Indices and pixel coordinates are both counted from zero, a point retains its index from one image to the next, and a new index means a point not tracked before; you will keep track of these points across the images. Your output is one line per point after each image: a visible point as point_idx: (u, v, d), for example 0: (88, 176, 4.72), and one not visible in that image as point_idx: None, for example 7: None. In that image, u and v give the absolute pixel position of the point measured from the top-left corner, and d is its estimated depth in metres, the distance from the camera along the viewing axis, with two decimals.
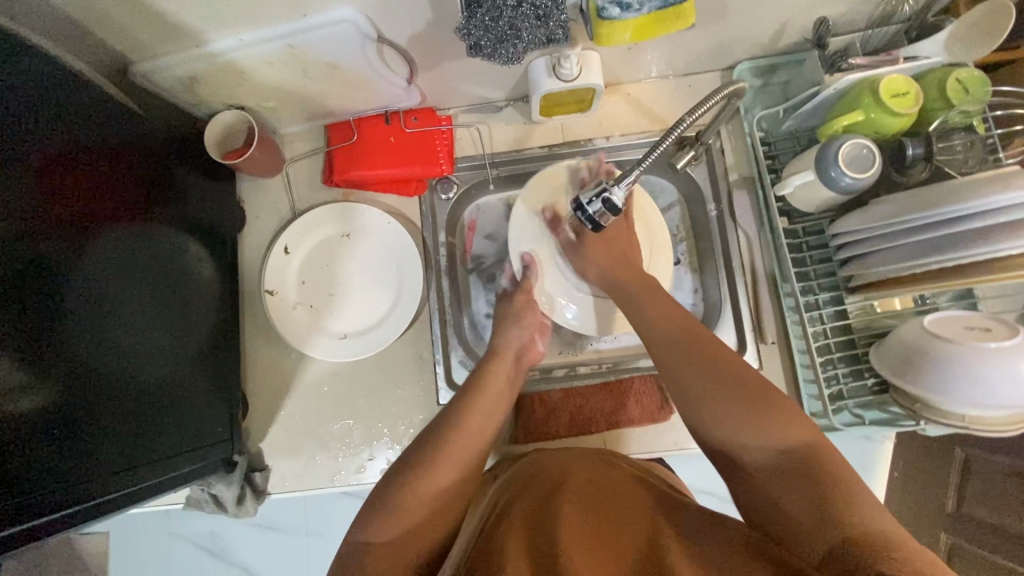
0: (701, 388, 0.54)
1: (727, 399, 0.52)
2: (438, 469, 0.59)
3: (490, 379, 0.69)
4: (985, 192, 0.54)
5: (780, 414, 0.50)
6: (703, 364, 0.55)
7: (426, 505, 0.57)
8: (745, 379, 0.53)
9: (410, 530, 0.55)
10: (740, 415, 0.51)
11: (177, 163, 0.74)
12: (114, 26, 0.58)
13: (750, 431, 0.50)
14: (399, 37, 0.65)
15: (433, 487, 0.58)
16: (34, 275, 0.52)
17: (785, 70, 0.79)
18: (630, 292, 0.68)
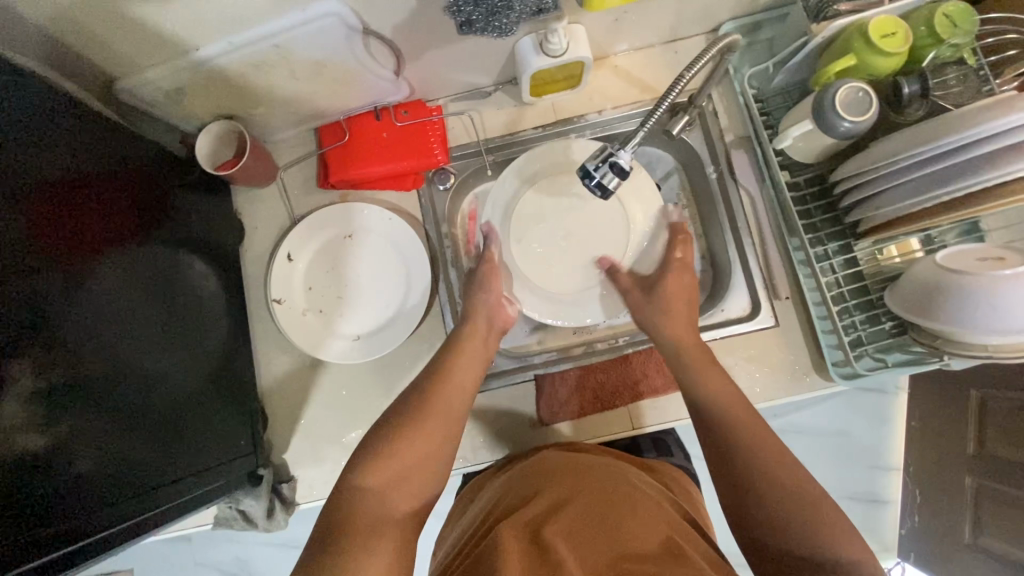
0: (761, 468, 0.55)
1: (784, 495, 0.53)
2: (425, 420, 0.60)
3: (468, 336, 0.71)
4: (986, 118, 0.54)
5: (830, 523, 0.50)
6: (763, 449, 0.57)
7: (416, 447, 0.58)
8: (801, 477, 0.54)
9: (402, 471, 0.56)
10: (792, 514, 0.51)
11: (171, 180, 0.73)
12: (96, 42, 0.57)
13: (796, 533, 0.50)
14: (385, 27, 0.64)
15: (426, 444, 0.59)
16: (46, 312, 0.51)
17: (770, 26, 0.79)
18: (686, 367, 0.67)
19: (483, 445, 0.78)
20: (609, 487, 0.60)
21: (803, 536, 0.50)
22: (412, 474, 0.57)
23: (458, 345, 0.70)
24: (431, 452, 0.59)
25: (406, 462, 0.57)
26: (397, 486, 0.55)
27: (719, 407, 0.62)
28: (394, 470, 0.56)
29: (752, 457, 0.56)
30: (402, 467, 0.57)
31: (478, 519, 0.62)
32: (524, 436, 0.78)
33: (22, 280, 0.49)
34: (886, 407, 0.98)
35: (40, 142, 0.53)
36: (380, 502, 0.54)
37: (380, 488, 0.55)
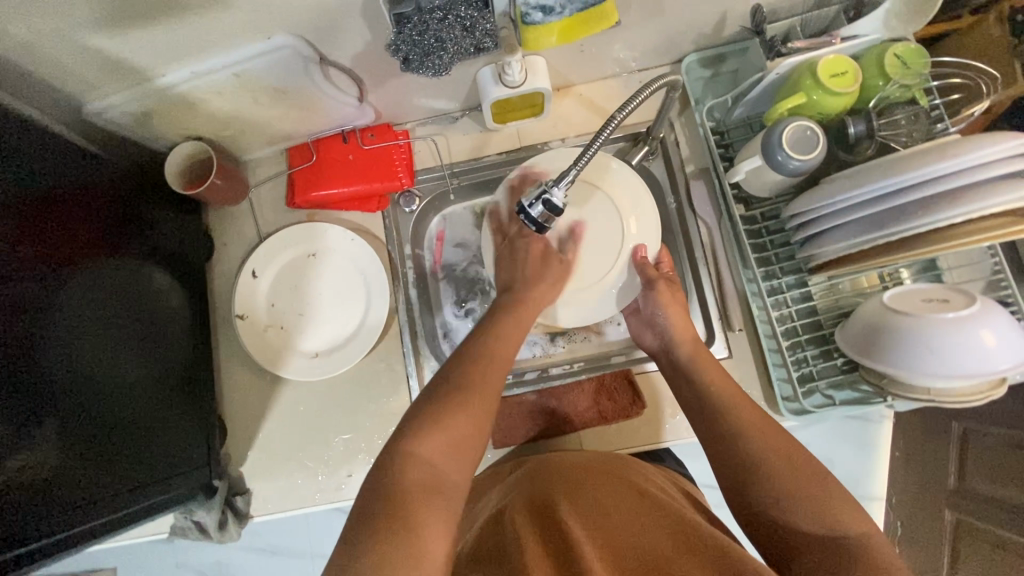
0: (757, 457, 0.55)
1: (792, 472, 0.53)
2: (474, 395, 0.57)
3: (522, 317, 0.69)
4: (921, 164, 0.55)
5: (835, 500, 0.51)
6: (764, 440, 0.56)
7: (472, 417, 0.56)
8: (805, 462, 0.54)
9: (457, 440, 0.54)
10: (792, 493, 0.52)
11: (139, 197, 0.75)
12: (59, 70, 0.60)
13: (805, 511, 0.51)
14: (342, 58, 0.66)
15: (474, 417, 0.56)
16: (16, 321, 0.54)
17: (732, 58, 0.80)
18: (690, 366, 0.67)
19: None
20: (619, 487, 0.61)
21: (810, 512, 0.51)
22: (465, 447, 0.54)
23: (512, 310, 0.68)
24: (478, 423, 0.56)
25: (456, 435, 0.54)
26: (452, 458, 0.53)
27: (722, 406, 0.61)
28: (448, 440, 0.54)
29: (747, 443, 0.56)
30: (458, 438, 0.54)
31: (492, 508, 0.64)
32: None
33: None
34: (871, 433, 0.89)
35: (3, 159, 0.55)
36: (431, 473, 0.52)
37: (433, 459, 0.52)
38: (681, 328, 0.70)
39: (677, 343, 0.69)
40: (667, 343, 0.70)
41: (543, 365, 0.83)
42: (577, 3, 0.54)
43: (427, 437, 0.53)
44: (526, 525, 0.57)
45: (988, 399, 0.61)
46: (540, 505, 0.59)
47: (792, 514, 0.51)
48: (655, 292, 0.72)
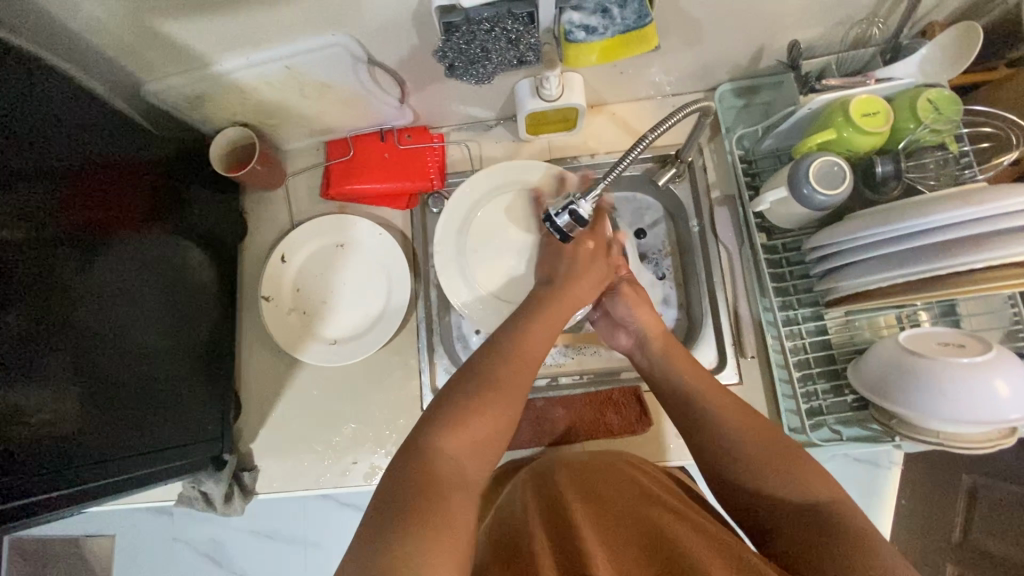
0: (737, 442, 0.57)
1: (773, 455, 0.55)
2: (495, 393, 0.59)
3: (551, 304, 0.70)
4: (943, 207, 0.56)
5: (807, 471, 0.53)
6: (739, 431, 0.58)
7: (496, 416, 0.58)
8: (783, 444, 0.56)
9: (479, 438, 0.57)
10: (771, 467, 0.54)
11: (183, 176, 0.78)
12: (126, 50, 0.63)
13: (781, 481, 0.53)
14: (390, 60, 0.69)
15: (492, 416, 0.58)
16: (51, 281, 0.57)
17: (765, 90, 0.81)
18: (662, 362, 0.68)
19: None
20: (612, 484, 0.63)
21: (786, 484, 0.53)
22: (486, 442, 0.57)
23: (541, 309, 0.69)
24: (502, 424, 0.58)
25: (481, 430, 0.57)
26: (472, 454, 0.55)
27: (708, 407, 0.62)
28: (468, 437, 0.56)
29: (727, 428, 0.59)
30: (476, 431, 0.56)
31: (500, 505, 0.66)
32: None
33: (15, 251, 0.53)
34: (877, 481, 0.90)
35: (50, 129, 0.58)
36: (451, 467, 0.53)
37: (458, 455, 0.55)
38: (650, 322, 0.72)
39: (650, 337, 0.70)
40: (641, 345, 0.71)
41: (553, 373, 0.85)
42: (620, 25, 0.56)
43: (448, 434, 0.55)
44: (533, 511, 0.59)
45: (997, 449, 0.61)
46: (546, 494, 0.62)
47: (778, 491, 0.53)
48: (621, 294, 0.74)
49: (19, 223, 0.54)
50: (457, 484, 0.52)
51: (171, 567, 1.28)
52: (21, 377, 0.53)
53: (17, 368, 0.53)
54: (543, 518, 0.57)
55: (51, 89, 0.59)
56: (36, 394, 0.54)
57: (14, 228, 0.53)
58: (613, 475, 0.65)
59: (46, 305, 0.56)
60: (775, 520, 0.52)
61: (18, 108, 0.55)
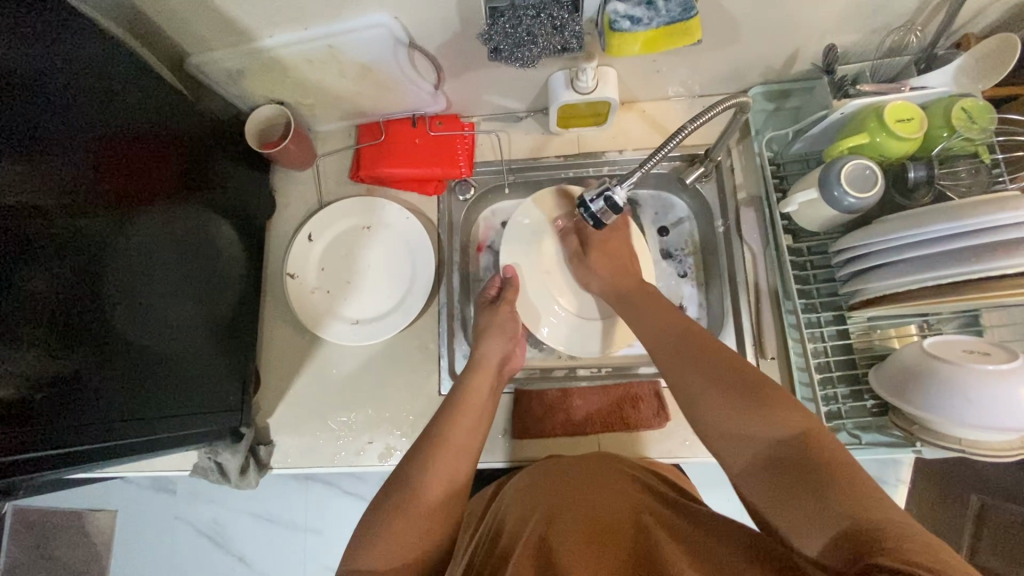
0: (696, 393, 0.55)
1: (730, 389, 0.53)
2: (428, 484, 0.61)
3: (472, 393, 0.72)
4: (977, 213, 0.56)
5: (767, 405, 0.50)
6: (691, 372, 0.57)
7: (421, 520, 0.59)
8: (745, 381, 0.53)
9: (425, 513, 0.59)
10: (731, 411, 0.52)
11: (217, 150, 0.80)
12: (177, 19, 0.65)
13: (747, 424, 0.50)
14: (430, 44, 0.70)
15: (442, 475, 0.62)
16: (79, 246, 0.57)
17: (797, 95, 0.83)
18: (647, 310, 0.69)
19: None
20: (592, 498, 0.60)
21: (750, 424, 0.50)
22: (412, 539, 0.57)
23: (477, 367, 0.75)
24: (449, 490, 0.62)
25: (427, 502, 0.60)
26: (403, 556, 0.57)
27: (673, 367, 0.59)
28: (397, 537, 0.57)
29: (679, 370, 0.58)
30: (425, 504, 0.60)
31: (493, 517, 0.64)
32: (493, 444, 0.82)
33: (45, 216, 0.54)
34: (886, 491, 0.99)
35: (91, 98, 0.59)
36: (409, 547, 0.57)
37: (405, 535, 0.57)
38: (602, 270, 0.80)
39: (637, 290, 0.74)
40: (613, 279, 0.78)
41: (572, 365, 0.87)
42: (665, 16, 0.57)
43: (378, 540, 0.57)
44: (530, 531, 0.57)
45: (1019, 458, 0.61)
46: (523, 511, 0.61)
47: (745, 445, 0.50)
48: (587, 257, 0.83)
49: (49, 191, 0.54)
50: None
51: (171, 546, 1.28)
52: (50, 339, 0.54)
53: (28, 326, 0.52)
54: (530, 544, 0.56)
55: (98, 57, 0.60)
56: (52, 352, 0.54)
57: (47, 194, 0.54)
58: (591, 483, 0.63)
59: (73, 268, 0.56)
60: (751, 472, 0.49)
61: (57, 76, 0.56)
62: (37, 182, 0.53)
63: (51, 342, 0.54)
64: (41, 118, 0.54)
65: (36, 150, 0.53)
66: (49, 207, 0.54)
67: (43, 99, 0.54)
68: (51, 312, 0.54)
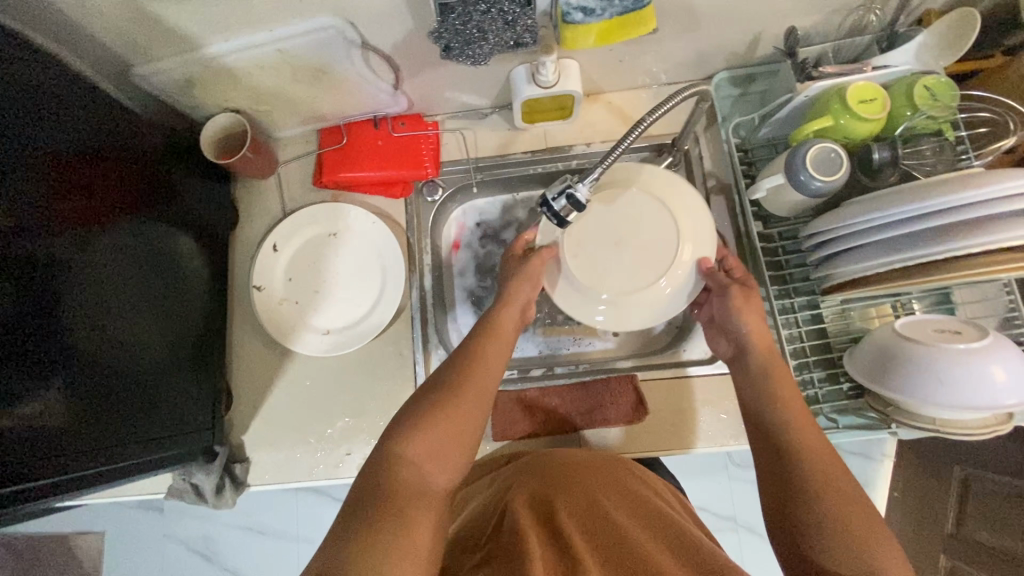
0: (801, 485, 0.54)
1: (835, 504, 0.52)
2: (461, 398, 0.59)
3: (500, 328, 0.68)
4: (944, 191, 0.56)
5: (873, 540, 0.50)
6: (806, 464, 0.55)
7: (455, 436, 0.56)
8: (856, 504, 0.52)
9: (458, 430, 0.57)
10: (836, 523, 0.51)
11: (173, 163, 0.77)
12: (116, 31, 0.63)
13: (839, 546, 0.50)
14: (383, 45, 0.68)
15: (480, 384, 0.61)
16: (39, 272, 0.55)
17: (762, 78, 0.82)
18: (759, 376, 0.63)
19: None
20: (585, 496, 0.63)
21: (846, 548, 0.50)
22: (451, 451, 0.56)
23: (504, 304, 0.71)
24: (481, 403, 0.60)
25: (456, 420, 0.57)
26: (437, 459, 0.55)
27: (785, 419, 0.59)
28: (430, 442, 0.55)
29: (796, 457, 0.56)
30: (464, 416, 0.58)
31: (492, 502, 0.65)
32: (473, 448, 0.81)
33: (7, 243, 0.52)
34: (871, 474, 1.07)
35: (34, 115, 0.56)
36: (424, 472, 0.54)
37: (421, 459, 0.54)
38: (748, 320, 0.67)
39: (751, 349, 0.65)
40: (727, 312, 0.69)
41: (549, 363, 0.85)
42: (618, 7, 0.56)
43: (409, 441, 0.55)
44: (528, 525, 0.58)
45: (994, 435, 0.61)
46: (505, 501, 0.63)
47: (827, 557, 0.50)
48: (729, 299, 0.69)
49: (6, 217, 0.52)
50: (421, 496, 0.52)
51: (160, 564, 1.27)
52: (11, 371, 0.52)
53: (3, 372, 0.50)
54: (527, 525, 0.58)
55: (37, 71, 0.57)
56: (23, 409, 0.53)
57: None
58: (576, 474, 0.67)
59: (33, 296, 0.54)
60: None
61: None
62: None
63: (18, 393, 0.52)
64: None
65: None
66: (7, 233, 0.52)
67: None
68: (14, 352, 0.52)
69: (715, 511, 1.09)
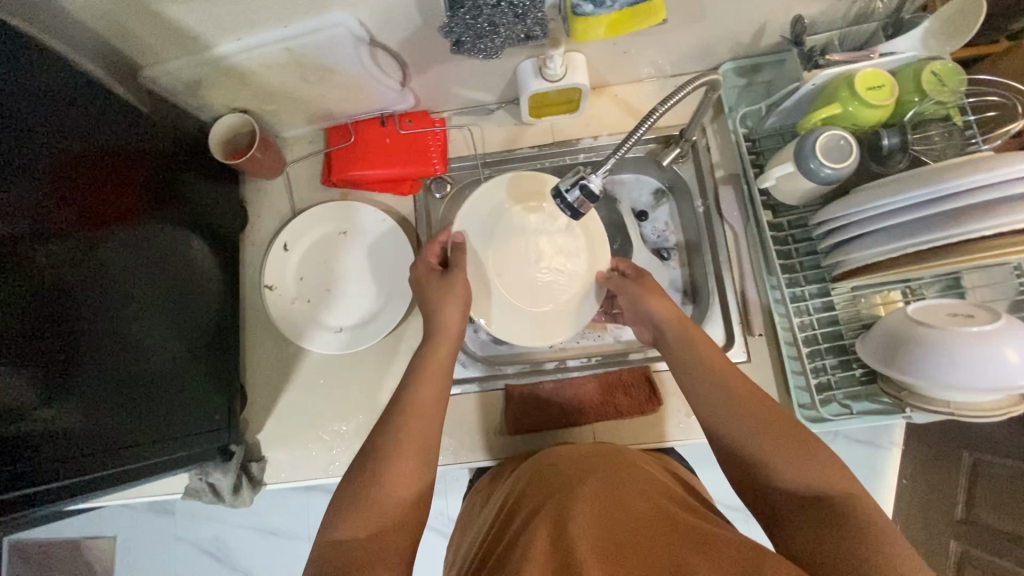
0: (746, 437, 0.57)
1: (771, 438, 0.56)
2: (411, 409, 0.63)
3: (443, 331, 0.71)
4: (955, 175, 0.56)
5: (814, 457, 0.54)
6: (737, 419, 0.58)
7: (414, 453, 0.60)
8: (791, 432, 0.56)
9: (412, 448, 0.60)
10: (776, 461, 0.55)
11: (182, 164, 0.77)
12: (126, 32, 0.63)
13: (789, 472, 0.54)
14: (391, 41, 0.68)
15: (428, 394, 0.64)
16: (54, 272, 0.56)
17: (768, 68, 0.82)
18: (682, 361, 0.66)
19: (451, 446, 0.81)
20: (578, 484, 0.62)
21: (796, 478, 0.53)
22: (409, 465, 0.59)
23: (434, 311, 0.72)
24: (433, 411, 0.64)
25: (408, 427, 0.61)
26: (400, 477, 0.58)
27: (713, 394, 0.61)
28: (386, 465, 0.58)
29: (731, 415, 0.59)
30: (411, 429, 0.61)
31: (512, 492, 0.67)
32: (487, 442, 0.81)
33: (22, 246, 0.52)
34: (880, 460, 1.09)
35: (44, 118, 0.56)
36: (387, 481, 0.57)
37: (387, 474, 0.58)
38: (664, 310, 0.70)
39: (667, 326, 0.69)
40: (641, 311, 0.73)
41: (561, 357, 0.86)
42: None
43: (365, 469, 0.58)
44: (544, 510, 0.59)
45: (1008, 417, 0.62)
46: (515, 506, 0.63)
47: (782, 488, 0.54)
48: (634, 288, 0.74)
49: (20, 219, 0.52)
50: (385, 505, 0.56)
51: (172, 567, 1.27)
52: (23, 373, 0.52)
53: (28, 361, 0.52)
54: (540, 510, 0.59)
55: (47, 74, 0.57)
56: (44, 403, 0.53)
57: (9, 223, 0.51)
58: (577, 467, 0.65)
59: (49, 297, 0.55)
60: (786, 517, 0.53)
61: (5, 97, 0.52)
62: (11, 212, 0.51)
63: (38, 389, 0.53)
64: (12, 142, 0.52)
65: (10, 175, 0.52)
66: (22, 235, 0.53)
67: (13, 125, 0.52)
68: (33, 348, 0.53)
69: (726, 501, 1.09)
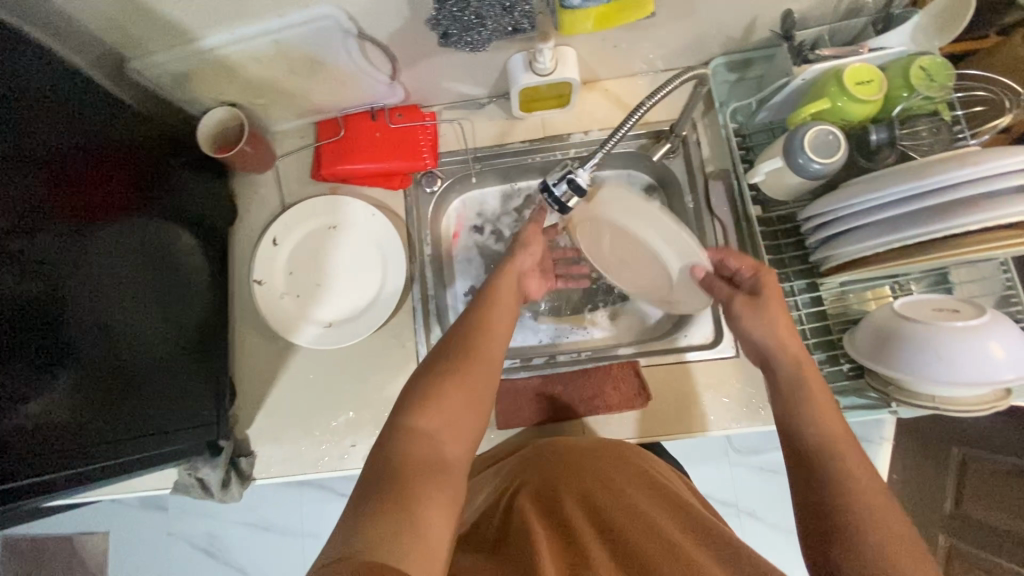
0: (821, 448, 0.53)
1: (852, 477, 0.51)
2: (475, 361, 0.60)
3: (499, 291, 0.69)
4: (940, 170, 0.57)
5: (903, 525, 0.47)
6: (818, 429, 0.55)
7: (465, 402, 0.58)
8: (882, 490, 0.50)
9: (466, 394, 0.58)
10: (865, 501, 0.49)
11: (170, 158, 0.77)
12: (110, 24, 0.62)
13: (873, 526, 0.47)
14: (379, 34, 0.68)
15: (492, 345, 0.63)
16: (44, 263, 0.56)
17: (759, 63, 0.82)
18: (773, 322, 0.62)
19: None
20: (577, 487, 0.64)
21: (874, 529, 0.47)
22: (461, 413, 0.57)
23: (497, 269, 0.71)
24: (493, 362, 0.62)
25: (467, 372, 0.59)
26: (449, 428, 0.56)
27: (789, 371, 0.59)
28: (438, 414, 0.55)
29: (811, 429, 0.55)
30: (474, 380, 0.59)
31: (504, 484, 0.68)
32: None
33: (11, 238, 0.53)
34: None
35: (31, 111, 0.56)
36: (434, 423, 0.55)
37: (438, 414, 0.56)
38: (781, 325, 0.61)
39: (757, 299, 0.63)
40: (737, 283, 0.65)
41: (551, 352, 0.86)
42: None
43: (419, 412, 0.55)
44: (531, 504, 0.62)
45: (993, 412, 0.62)
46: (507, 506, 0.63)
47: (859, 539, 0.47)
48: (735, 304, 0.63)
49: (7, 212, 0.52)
50: (434, 448, 0.54)
51: (166, 563, 1.26)
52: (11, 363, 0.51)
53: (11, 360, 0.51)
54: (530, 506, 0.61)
55: (32, 66, 0.57)
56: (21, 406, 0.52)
57: None
58: (592, 478, 0.64)
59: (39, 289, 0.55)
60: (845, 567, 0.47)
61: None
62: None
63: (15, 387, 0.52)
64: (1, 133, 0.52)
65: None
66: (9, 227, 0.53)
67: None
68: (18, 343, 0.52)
69: (718, 497, 1.10)
